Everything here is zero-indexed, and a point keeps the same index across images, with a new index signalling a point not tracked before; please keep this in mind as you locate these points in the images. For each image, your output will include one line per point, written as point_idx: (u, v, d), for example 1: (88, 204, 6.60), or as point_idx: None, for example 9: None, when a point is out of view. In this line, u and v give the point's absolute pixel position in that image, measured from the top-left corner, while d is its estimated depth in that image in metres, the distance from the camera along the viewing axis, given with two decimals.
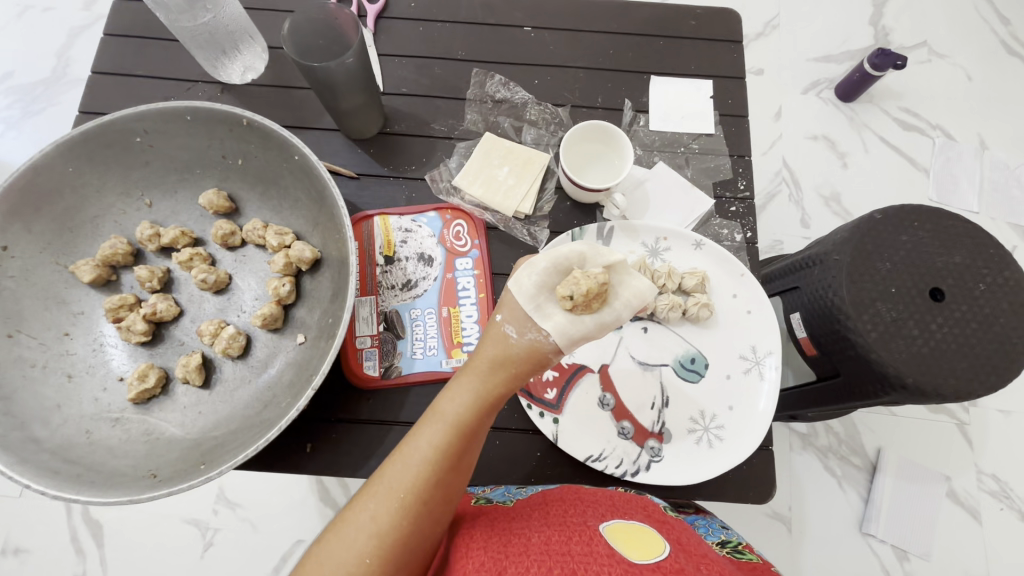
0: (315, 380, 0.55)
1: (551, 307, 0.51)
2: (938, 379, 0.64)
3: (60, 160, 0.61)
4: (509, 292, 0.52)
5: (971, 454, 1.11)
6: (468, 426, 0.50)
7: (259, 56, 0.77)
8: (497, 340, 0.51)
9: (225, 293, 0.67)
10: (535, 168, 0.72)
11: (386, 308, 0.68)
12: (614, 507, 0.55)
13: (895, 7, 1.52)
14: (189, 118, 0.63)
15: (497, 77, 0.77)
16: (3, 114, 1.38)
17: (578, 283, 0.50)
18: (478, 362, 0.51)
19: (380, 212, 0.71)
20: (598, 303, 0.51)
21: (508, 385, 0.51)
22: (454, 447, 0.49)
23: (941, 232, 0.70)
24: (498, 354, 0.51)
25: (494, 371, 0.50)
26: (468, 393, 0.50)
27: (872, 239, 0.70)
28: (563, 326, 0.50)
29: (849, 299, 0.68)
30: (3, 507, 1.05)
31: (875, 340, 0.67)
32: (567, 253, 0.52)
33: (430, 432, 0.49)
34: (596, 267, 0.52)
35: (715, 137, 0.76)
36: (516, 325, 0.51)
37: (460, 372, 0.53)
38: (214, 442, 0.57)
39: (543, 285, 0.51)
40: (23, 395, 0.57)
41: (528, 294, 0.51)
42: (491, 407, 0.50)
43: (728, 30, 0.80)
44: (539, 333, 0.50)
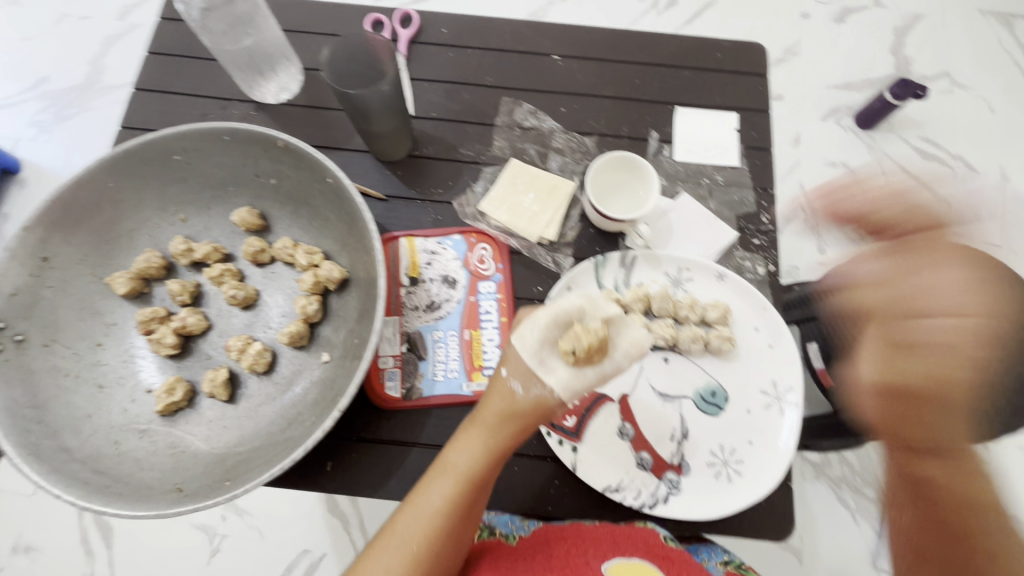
0: (340, 402, 0.56)
1: (553, 361, 0.50)
2: (962, 418, 0.64)
3: (102, 175, 0.63)
4: (511, 346, 0.51)
5: None
6: (477, 478, 0.51)
7: (294, 77, 0.79)
8: (503, 394, 0.52)
9: (253, 309, 0.68)
10: (560, 196, 0.73)
11: (409, 329, 0.69)
12: (616, 543, 0.56)
13: (916, 38, 1.53)
14: (227, 138, 0.64)
15: (525, 105, 0.79)
16: (36, 118, 1.42)
17: (580, 339, 0.48)
18: (487, 415, 0.52)
19: (406, 234, 0.72)
20: (599, 356, 0.49)
21: (516, 437, 0.52)
22: (464, 497, 0.51)
23: (965, 265, 0.69)
24: (506, 408, 0.51)
25: (502, 424, 0.52)
26: (477, 445, 0.52)
27: None
28: (566, 379, 0.49)
29: None
30: (18, 504, 1.07)
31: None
32: (567, 306, 0.50)
33: (441, 484, 0.51)
34: (596, 321, 0.50)
35: (739, 170, 0.76)
36: (521, 381, 0.51)
37: (467, 422, 0.54)
38: (239, 458, 0.58)
39: (544, 340, 0.50)
40: (56, 404, 0.58)
41: (531, 350, 0.50)
42: (498, 458, 0.52)
43: (755, 63, 0.81)
44: (544, 389, 0.50)
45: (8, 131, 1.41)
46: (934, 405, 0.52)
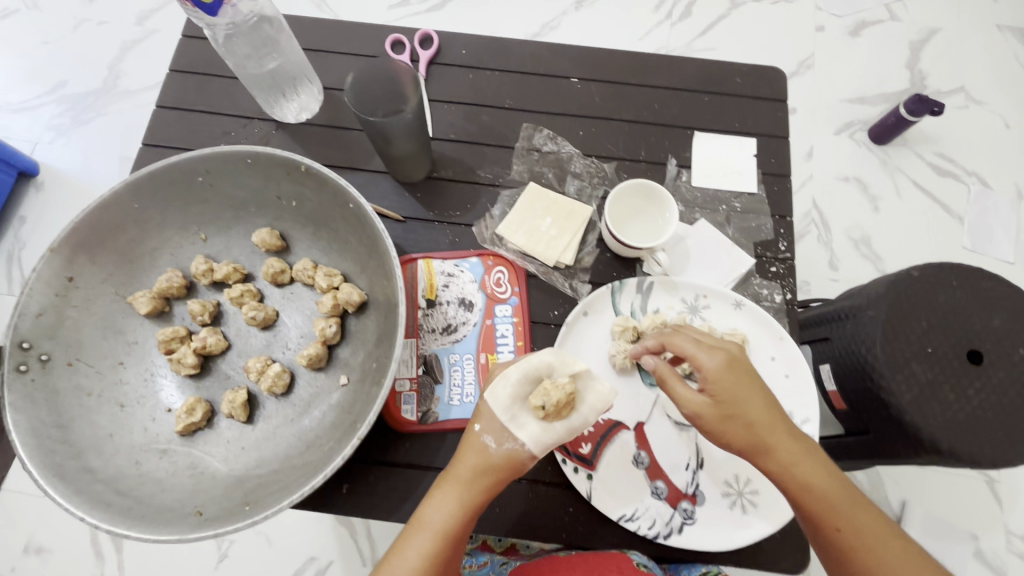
0: (360, 429, 0.56)
1: (524, 416, 0.56)
2: (969, 445, 0.72)
3: (127, 197, 0.64)
4: (485, 402, 0.57)
5: (999, 513, 1.08)
6: (452, 532, 0.54)
7: (314, 96, 0.80)
8: (476, 449, 0.56)
9: (272, 329, 0.68)
10: (578, 221, 0.73)
11: (426, 351, 0.69)
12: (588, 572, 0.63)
13: (932, 52, 1.52)
14: (250, 161, 0.64)
15: (545, 130, 0.79)
16: (54, 122, 1.44)
17: (549, 394, 0.54)
18: (461, 471, 0.56)
19: (424, 256, 0.73)
20: (567, 410, 0.56)
21: (489, 491, 0.56)
22: (442, 552, 0.54)
23: (980, 295, 0.77)
24: (479, 463, 0.55)
25: (476, 479, 0.55)
26: (452, 501, 0.55)
27: (909, 300, 0.78)
28: (536, 434, 0.55)
29: (885, 360, 0.76)
30: (31, 504, 1.08)
31: (909, 403, 0.74)
32: (538, 363, 0.57)
33: (419, 539, 0.54)
34: (564, 375, 0.57)
35: (758, 196, 0.76)
36: (495, 436, 0.56)
37: (442, 478, 0.57)
38: (258, 481, 0.58)
39: (516, 396, 0.56)
40: (79, 424, 0.59)
41: (503, 406, 0.56)
42: (473, 512, 0.55)
43: (774, 89, 0.81)
44: (516, 443, 0.55)
45: (26, 135, 1.43)
46: (763, 434, 0.55)
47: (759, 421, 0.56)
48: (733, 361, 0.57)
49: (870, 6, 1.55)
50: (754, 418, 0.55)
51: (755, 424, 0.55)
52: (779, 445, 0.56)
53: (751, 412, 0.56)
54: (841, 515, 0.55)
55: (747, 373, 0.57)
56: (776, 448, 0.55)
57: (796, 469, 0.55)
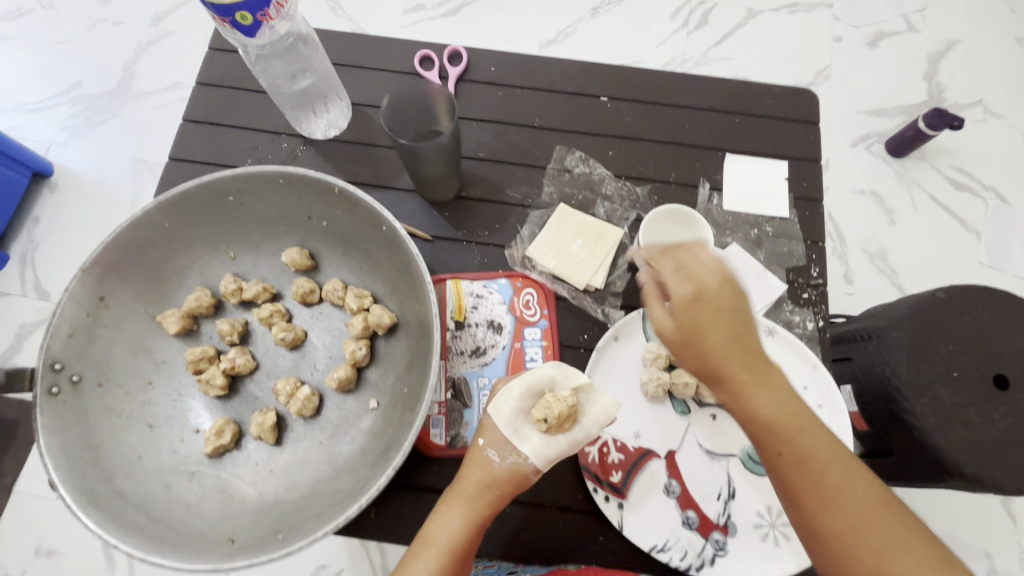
0: (394, 458, 0.55)
1: (527, 430, 0.55)
2: (995, 470, 0.72)
3: (159, 216, 0.63)
4: (488, 416, 0.56)
5: (1015, 532, 1.08)
6: (459, 548, 0.53)
7: (343, 112, 0.79)
8: (481, 464, 0.55)
9: (300, 350, 0.68)
10: (608, 243, 0.72)
11: (454, 374, 0.68)
12: None
13: (951, 64, 1.50)
14: (282, 181, 0.64)
15: (577, 152, 0.78)
16: (69, 123, 1.44)
17: (550, 407, 0.53)
18: (465, 487, 0.55)
19: (453, 276, 0.72)
20: (570, 423, 0.54)
21: (494, 506, 0.54)
22: (450, 570, 0.52)
23: (1005, 316, 0.78)
24: (483, 478, 0.54)
25: (482, 494, 0.54)
26: (457, 517, 0.54)
27: (932, 320, 0.78)
28: (540, 446, 0.54)
29: (907, 381, 0.76)
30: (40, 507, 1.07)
31: (933, 425, 0.74)
32: (539, 377, 0.56)
33: (425, 557, 0.52)
34: (566, 389, 0.55)
35: (789, 221, 0.75)
36: (497, 449, 0.55)
37: (446, 496, 0.56)
38: (289, 507, 0.58)
39: (519, 410, 0.55)
40: (109, 446, 0.58)
41: (505, 418, 0.55)
42: (480, 527, 0.54)
43: (804, 111, 0.80)
44: (518, 456, 0.54)
45: (40, 135, 1.42)
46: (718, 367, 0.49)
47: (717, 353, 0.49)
48: (711, 293, 0.49)
49: (889, 17, 1.54)
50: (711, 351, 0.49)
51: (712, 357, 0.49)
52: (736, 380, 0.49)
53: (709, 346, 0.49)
54: (792, 446, 0.49)
55: (724, 307, 0.49)
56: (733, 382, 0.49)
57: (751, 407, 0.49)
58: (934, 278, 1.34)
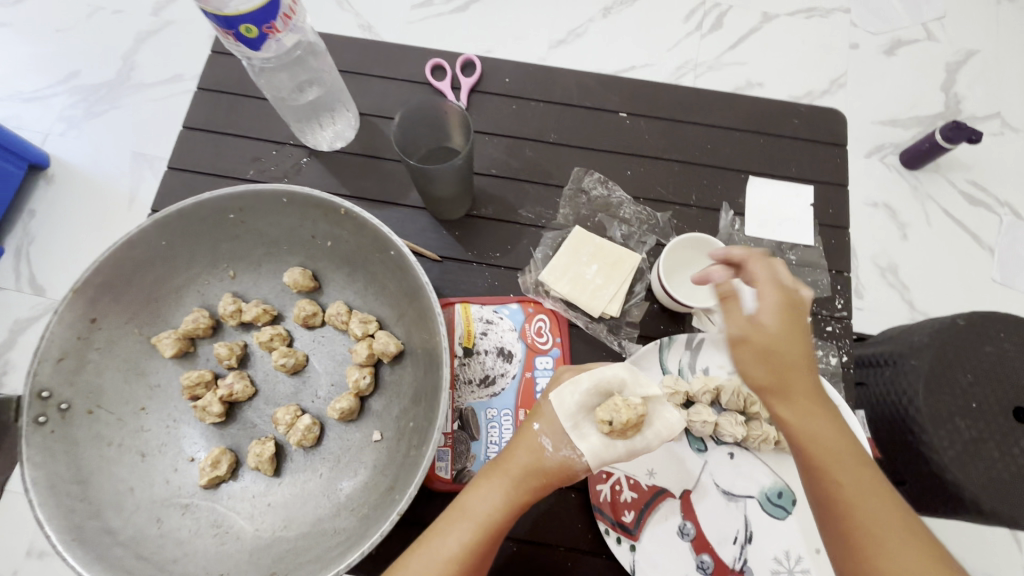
0: (399, 501, 0.52)
1: (587, 427, 0.52)
2: (1011, 508, 0.69)
3: (155, 234, 0.60)
4: (549, 404, 0.53)
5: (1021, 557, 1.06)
6: (495, 526, 0.50)
7: (350, 123, 0.75)
8: (531, 448, 0.53)
9: (301, 375, 0.65)
10: (625, 269, 0.69)
11: (461, 405, 0.66)
12: None
13: (969, 75, 1.46)
14: (286, 201, 0.61)
15: (594, 173, 0.75)
16: (66, 113, 1.40)
17: (618, 411, 0.50)
18: (510, 467, 0.52)
19: (462, 300, 0.69)
20: (633, 431, 0.51)
21: (536, 493, 0.52)
22: (481, 549, 0.50)
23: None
24: (531, 463, 0.52)
25: (526, 478, 0.52)
26: (496, 495, 0.51)
27: (953, 348, 0.75)
28: (597, 449, 0.51)
29: (926, 411, 0.73)
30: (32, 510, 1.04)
31: (951, 460, 0.71)
32: (610, 377, 0.53)
33: (458, 530, 0.50)
34: (636, 395, 0.52)
35: (813, 249, 0.72)
36: (552, 439, 0.52)
37: (487, 470, 0.54)
38: (286, 547, 0.55)
39: (582, 406, 0.52)
40: (98, 478, 0.56)
41: (567, 412, 0.52)
42: (518, 512, 0.52)
43: (831, 132, 0.77)
44: (572, 452, 0.51)
45: (37, 126, 1.38)
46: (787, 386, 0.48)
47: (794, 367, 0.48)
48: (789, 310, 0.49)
49: (908, 24, 1.50)
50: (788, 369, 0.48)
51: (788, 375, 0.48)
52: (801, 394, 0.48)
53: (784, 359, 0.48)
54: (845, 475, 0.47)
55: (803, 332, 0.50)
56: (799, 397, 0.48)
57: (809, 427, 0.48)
58: (946, 294, 1.31)
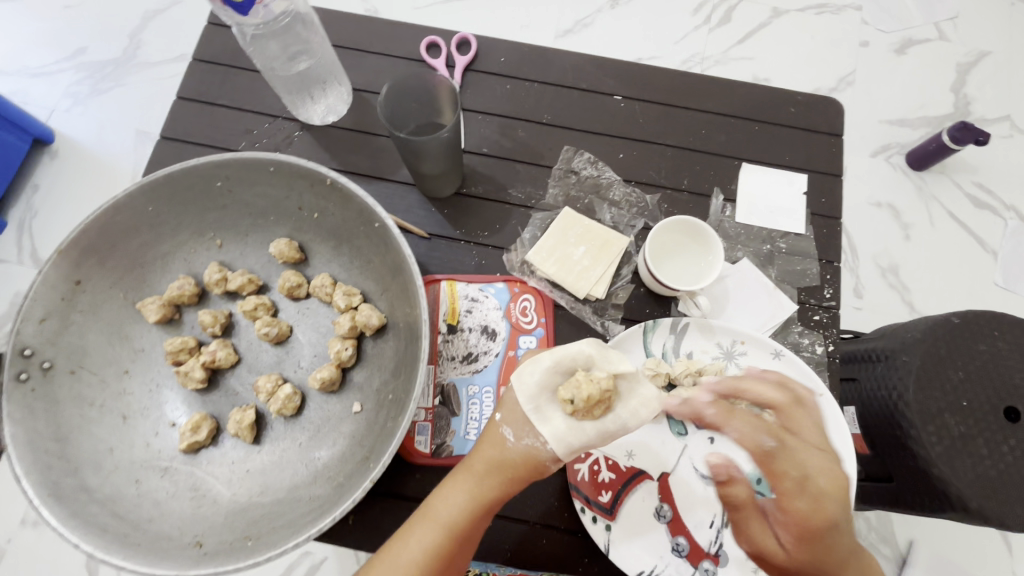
0: (373, 470, 0.52)
1: (551, 410, 0.51)
2: (998, 505, 0.68)
3: (142, 200, 0.60)
4: (510, 390, 0.52)
5: (1008, 560, 1.07)
6: (460, 527, 0.51)
7: (342, 98, 0.75)
8: (495, 442, 0.52)
9: (285, 346, 0.65)
10: (612, 251, 0.69)
11: (443, 380, 0.66)
12: None
13: (980, 76, 1.44)
14: (272, 169, 0.61)
15: (585, 153, 0.74)
16: (72, 89, 1.40)
17: (578, 388, 0.49)
18: (476, 464, 0.52)
19: (447, 277, 0.69)
20: (600, 410, 0.50)
21: (502, 490, 0.52)
22: (446, 548, 0.50)
23: (1020, 346, 0.74)
24: (495, 457, 0.51)
25: (490, 474, 0.52)
26: (461, 494, 0.52)
27: (946, 344, 0.74)
28: (561, 431, 0.50)
29: (914, 405, 0.72)
30: None
31: (938, 455, 0.70)
32: (574, 354, 0.52)
33: (421, 533, 0.51)
34: (603, 371, 0.51)
35: (804, 237, 0.72)
36: (514, 429, 0.51)
37: (456, 470, 0.54)
38: (261, 512, 0.56)
39: (544, 386, 0.51)
40: (78, 437, 0.56)
41: (528, 394, 0.51)
42: (484, 511, 0.52)
43: (829, 122, 0.76)
44: (535, 440, 0.50)
45: (43, 101, 1.39)
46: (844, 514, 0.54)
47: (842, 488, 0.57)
48: (842, 497, 0.53)
49: (919, 23, 1.48)
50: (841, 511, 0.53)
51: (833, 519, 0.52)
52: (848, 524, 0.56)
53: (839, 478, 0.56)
54: None
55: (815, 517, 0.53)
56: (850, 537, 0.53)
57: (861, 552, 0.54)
58: (946, 296, 1.29)
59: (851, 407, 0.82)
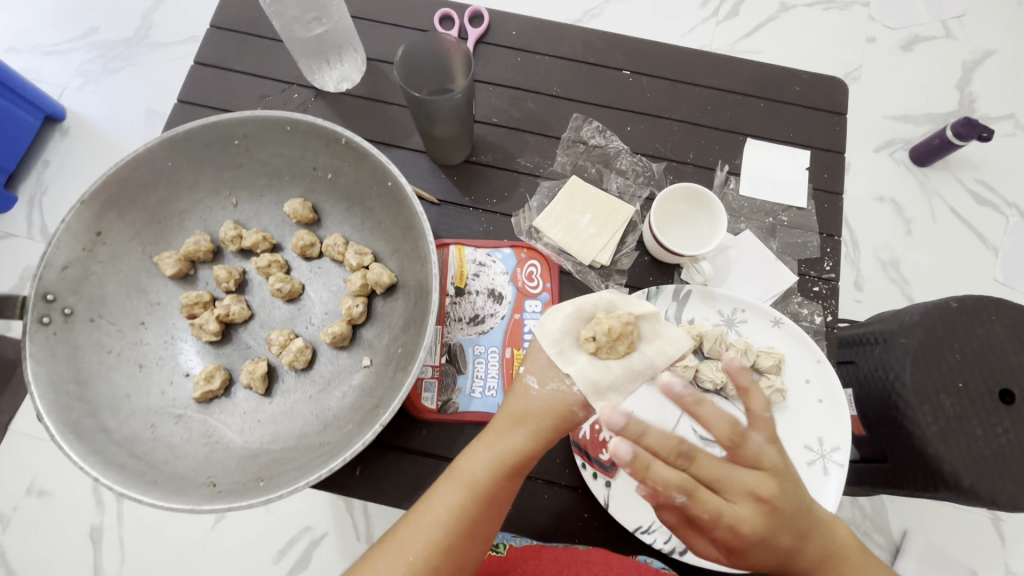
0: (383, 415, 0.55)
1: (575, 353, 0.54)
2: (989, 483, 0.70)
3: (161, 154, 0.62)
4: (535, 339, 0.56)
5: (1001, 550, 1.08)
6: (484, 485, 0.51)
7: (357, 67, 0.77)
8: (519, 395, 0.54)
9: (297, 303, 0.67)
10: (618, 220, 0.70)
11: (450, 340, 0.67)
12: (608, 566, 0.57)
13: (986, 74, 1.45)
14: (289, 128, 0.62)
15: (594, 123, 0.76)
16: (84, 68, 1.42)
17: (600, 323, 0.53)
18: (500, 420, 0.54)
19: (456, 242, 0.70)
20: (622, 346, 0.53)
21: (526, 445, 0.52)
22: (470, 506, 0.50)
23: (1017, 331, 0.75)
24: (517, 409, 0.54)
25: (514, 429, 0.53)
26: (485, 452, 0.52)
27: (944, 326, 0.75)
28: (587, 369, 0.52)
29: (912, 386, 0.73)
30: (35, 449, 1.10)
31: (934, 434, 0.71)
32: (594, 300, 0.55)
33: (445, 492, 0.51)
34: (624, 312, 0.55)
35: (806, 212, 0.73)
36: (538, 376, 0.54)
37: (481, 433, 0.55)
38: (272, 457, 0.57)
39: (566, 330, 0.54)
40: (96, 381, 0.58)
41: (551, 338, 0.54)
42: (509, 470, 0.52)
43: (833, 101, 0.78)
44: (560, 383, 0.53)
45: (55, 79, 1.41)
46: (791, 540, 0.47)
47: (802, 508, 0.48)
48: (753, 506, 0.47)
49: (926, 20, 1.48)
50: (780, 544, 0.47)
51: (759, 556, 0.47)
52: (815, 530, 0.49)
53: (788, 503, 0.48)
54: None
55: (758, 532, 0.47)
56: (798, 561, 0.48)
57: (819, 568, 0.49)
58: (946, 291, 1.30)
59: (847, 389, 0.82)
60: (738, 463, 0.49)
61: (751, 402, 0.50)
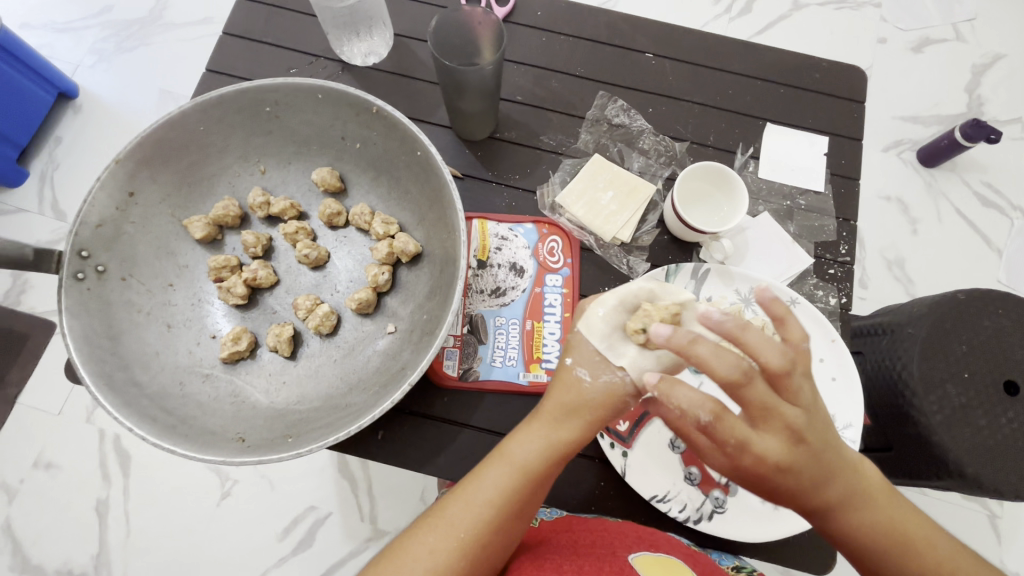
0: (410, 376, 0.56)
1: (624, 346, 0.53)
2: (993, 473, 0.68)
3: (195, 118, 0.63)
4: (579, 333, 0.55)
5: (997, 548, 1.09)
6: (535, 470, 0.53)
7: (385, 42, 0.78)
8: (571, 385, 0.54)
9: (322, 270, 0.68)
10: (640, 198, 0.72)
11: (472, 311, 0.68)
12: (639, 538, 0.60)
13: (995, 77, 1.46)
14: (320, 96, 0.63)
15: (618, 102, 0.77)
16: (97, 46, 1.41)
17: (649, 316, 0.52)
18: (550, 407, 0.54)
19: (479, 216, 0.71)
20: None
21: (577, 433, 0.53)
22: (520, 490, 0.52)
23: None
24: (570, 400, 0.53)
25: (567, 418, 0.54)
26: (537, 439, 0.53)
27: (951, 318, 0.73)
28: (637, 360, 0.52)
29: (918, 377, 0.72)
30: (44, 421, 1.10)
31: (939, 424, 0.70)
32: (634, 292, 0.55)
33: (497, 475, 0.53)
34: (666, 301, 0.54)
35: (823, 196, 0.74)
36: (589, 368, 0.53)
37: (529, 416, 0.56)
38: (299, 417, 0.59)
39: (614, 324, 0.54)
40: (127, 337, 0.59)
41: (600, 334, 0.53)
42: (559, 456, 0.53)
43: (851, 89, 0.79)
44: (613, 375, 0.53)
45: (68, 57, 1.40)
46: (817, 474, 0.47)
47: (833, 445, 0.48)
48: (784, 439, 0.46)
49: (938, 22, 1.49)
50: (805, 477, 0.47)
51: (778, 484, 0.47)
52: (842, 471, 0.48)
53: (819, 439, 0.47)
54: (849, 537, 0.49)
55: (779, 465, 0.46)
56: (816, 496, 0.48)
57: (842, 503, 0.49)
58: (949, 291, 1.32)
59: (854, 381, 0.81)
60: (783, 395, 0.46)
61: (786, 331, 0.47)
